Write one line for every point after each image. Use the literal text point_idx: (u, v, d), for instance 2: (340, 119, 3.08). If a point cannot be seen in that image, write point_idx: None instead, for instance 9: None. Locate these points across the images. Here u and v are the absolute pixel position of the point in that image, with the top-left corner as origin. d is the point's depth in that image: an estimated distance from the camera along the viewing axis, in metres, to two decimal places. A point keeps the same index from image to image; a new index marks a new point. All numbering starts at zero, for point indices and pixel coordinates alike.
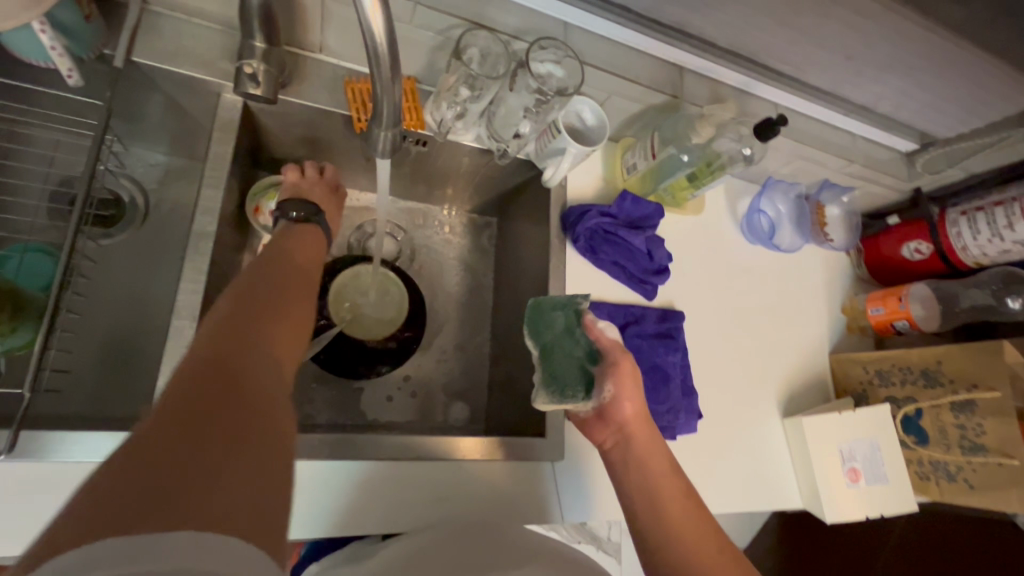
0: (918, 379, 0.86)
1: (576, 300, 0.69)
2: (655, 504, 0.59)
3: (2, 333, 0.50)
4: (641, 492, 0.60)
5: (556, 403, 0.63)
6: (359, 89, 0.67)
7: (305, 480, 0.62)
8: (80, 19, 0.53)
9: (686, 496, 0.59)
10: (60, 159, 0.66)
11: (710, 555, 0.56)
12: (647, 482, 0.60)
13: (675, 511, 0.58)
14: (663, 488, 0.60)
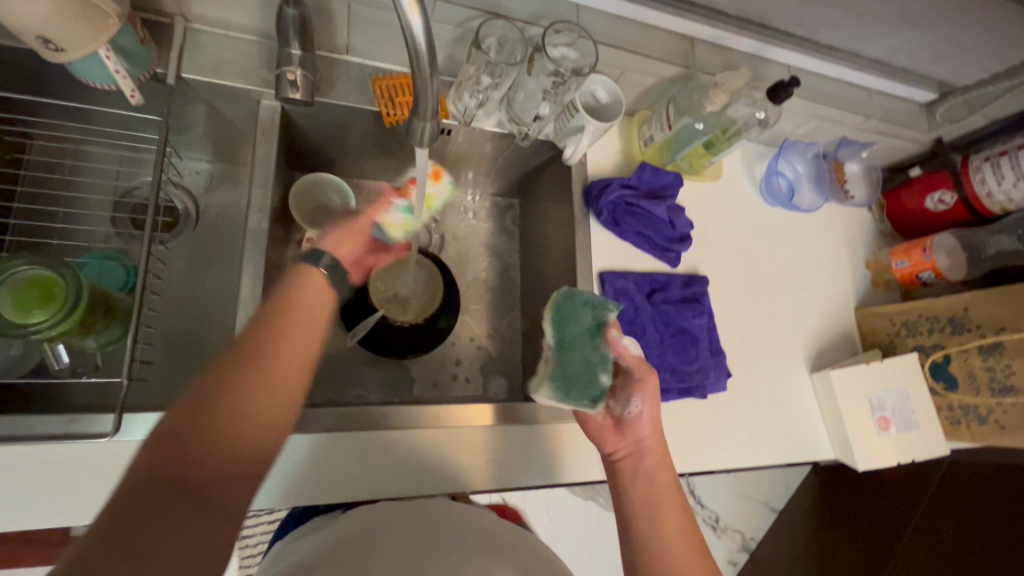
0: (946, 328, 0.88)
1: (607, 307, 0.69)
2: (654, 520, 0.59)
3: (98, 329, 0.57)
4: (643, 506, 0.60)
5: (555, 400, 0.64)
6: (386, 85, 0.72)
7: (367, 446, 0.70)
8: (136, 43, 0.59)
9: (686, 518, 0.60)
10: (122, 173, 0.73)
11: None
12: (652, 500, 0.61)
13: (673, 531, 0.58)
14: (664, 506, 0.60)
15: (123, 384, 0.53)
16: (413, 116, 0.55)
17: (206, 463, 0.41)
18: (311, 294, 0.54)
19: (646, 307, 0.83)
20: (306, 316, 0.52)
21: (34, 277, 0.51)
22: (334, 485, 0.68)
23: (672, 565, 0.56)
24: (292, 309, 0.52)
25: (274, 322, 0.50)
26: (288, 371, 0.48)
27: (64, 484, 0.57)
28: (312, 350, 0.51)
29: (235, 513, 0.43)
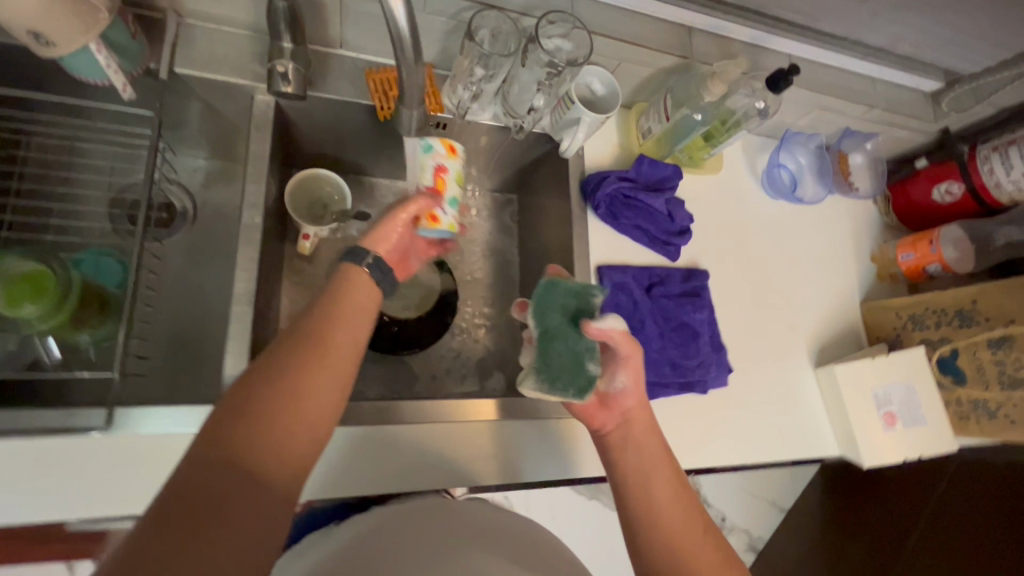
0: (953, 321, 0.86)
1: (590, 292, 0.68)
2: (652, 485, 0.58)
3: (93, 325, 0.57)
4: (636, 473, 0.59)
5: (542, 393, 0.62)
6: (381, 79, 0.72)
7: (363, 441, 0.69)
8: (128, 37, 0.59)
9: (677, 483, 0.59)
10: (117, 168, 0.72)
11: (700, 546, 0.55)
12: (642, 468, 0.60)
13: (666, 500, 0.57)
14: (657, 468, 0.59)
15: (113, 378, 0.53)
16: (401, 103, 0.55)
17: (261, 448, 0.44)
18: (361, 292, 0.58)
19: (645, 301, 0.82)
20: (357, 311, 0.56)
21: (25, 272, 0.50)
22: (327, 481, 0.67)
23: (667, 534, 0.55)
24: (344, 302, 0.56)
25: (329, 315, 0.54)
26: (341, 357, 0.51)
27: (58, 480, 0.57)
28: (358, 346, 0.54)
29: (290, 493, 0.45)
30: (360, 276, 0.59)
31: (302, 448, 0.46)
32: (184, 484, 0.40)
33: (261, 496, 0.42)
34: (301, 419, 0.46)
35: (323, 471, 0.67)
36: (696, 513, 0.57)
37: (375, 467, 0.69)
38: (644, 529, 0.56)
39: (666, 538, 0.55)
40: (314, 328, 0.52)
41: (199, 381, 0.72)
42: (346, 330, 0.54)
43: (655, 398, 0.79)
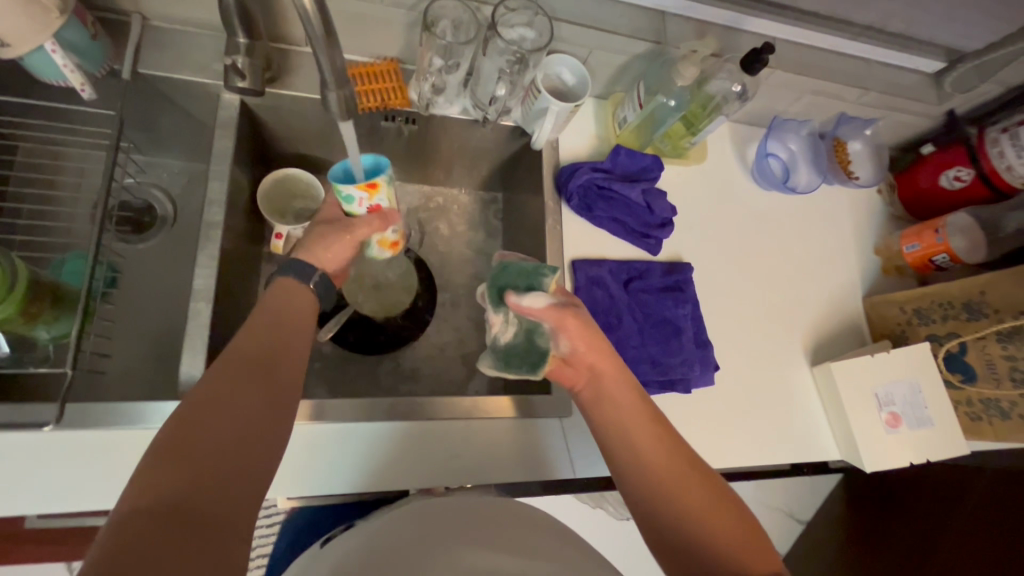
0: (960, 314, 0.80)
1: (542, 273, 0.65)
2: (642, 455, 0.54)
3: (47, 321, 0.57)
4: (619, 444, 0.55)
5: (497, 370, 0.66)
6: (361, 72, 0.74)
7: (324, 440, 0.67)
8: (86, 38, 0.60)
9: (653, 419, 0.57)
10: (88, 170, 0.73)
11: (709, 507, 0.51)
12: (617, 414, 0.57)
13: (647, 444, 0.55)
14: (637, 427, 0.56)
15: (62, 374, 0.53)
16: (325, 87, 0.52)
17: (215, 470, 0.42)
18: (292, 310, 0.57)
19: (622, 296, 0.79)
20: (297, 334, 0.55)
21: None
22: (286, 481, 0.65)
23: (654, 475, 0.53)
24: (282, 327, 0.54)
25: (266, 340, 0.52)
26: (284, 385, 0.50)
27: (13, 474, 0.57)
28: (301, 353, 0.54)
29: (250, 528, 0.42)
30: (303, 296, 0.60)
31: (256, 482, 0.44)
32: (122, 541, 0.36)
33: (217, 539, 0.39)
34: (249, 454, 0.44)
35: (285, 473, 0.65)
36: (680, 449, 0.55)
37: (334, 467, 0.66)
38: (632, 472, 0.54)
39: (653, 476, 0.53)
40: (251, 358, 0.50)
41: (169, 381, 0.72)
42: (286, 355, 0.52)
43: None
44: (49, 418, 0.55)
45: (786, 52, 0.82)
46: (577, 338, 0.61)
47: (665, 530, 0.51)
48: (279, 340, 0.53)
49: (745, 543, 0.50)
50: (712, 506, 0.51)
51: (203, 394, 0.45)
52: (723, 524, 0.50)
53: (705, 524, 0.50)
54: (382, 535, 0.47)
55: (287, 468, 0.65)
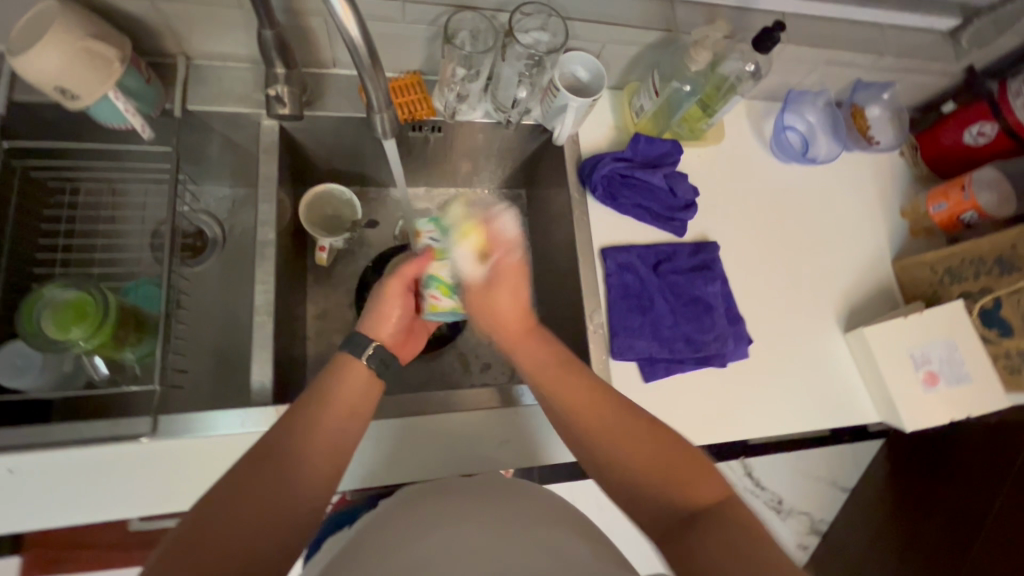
0: (993, 270, 0.80)
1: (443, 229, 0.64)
2: (585, 438, 0.56)
3: (132, 343, 0.64)
4: (572, 437, 0.57)
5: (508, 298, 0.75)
6: (402, 85, 0.77)
7: (384, 435, 0.72)
8: (142, 83, 0.66)
9: (583, 379, 0.59)
10: (150, 203, 0.79)
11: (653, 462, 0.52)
12: (549, 380, 0.59)
13: (582, 403, 0.57)
14: (573, 414, 0.57)
15: (152, 388, 0.58)
16: (371, 110, 0.61)
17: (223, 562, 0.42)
18: (348, 394, 0.55)
19: (651, 279, 0.82)
20: (342, 417, 0.53)
21: (71, 299, 0.58)
22: (353, 475, 0.70)
23: (590, 431, 0.56)
24: (327, 404, 0.53)
25: (302, 417, 0.52)
26: (315, 476, 0.49)
27: (101, 486, 0.61)
28: (341, 443, 0.52)
29: None
30: (358, 375, 0.57)
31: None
32: None
33: None
34: (276, 523, 0.45)
35: (348, 467, 0.70)
36: (612, 403, 0.57)
37: (397, 458, 0.71)
38: (574, 432, 0.57)
39: (592, 433, 0.55)
40: (284, 440, 0.50)
41: (236, 391, 0.78)
42: (326, 435, 0.52)
43: (671, 375, 0.79)
44: (142, 430, 0.60)
45: (796, 26, 0.83)
46: (500, 303, 0.62)
47: (611, 477, 0.54)
48: (319, 428, 0.52)
49: (687, 476, 0.51)
50: (651, 451, 0.53)
51: (234, 480, 0.46)
52: (666, 462, 0.52)
53: (641, 472, 0.52)
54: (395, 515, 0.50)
55: (352, 463, 0.70)
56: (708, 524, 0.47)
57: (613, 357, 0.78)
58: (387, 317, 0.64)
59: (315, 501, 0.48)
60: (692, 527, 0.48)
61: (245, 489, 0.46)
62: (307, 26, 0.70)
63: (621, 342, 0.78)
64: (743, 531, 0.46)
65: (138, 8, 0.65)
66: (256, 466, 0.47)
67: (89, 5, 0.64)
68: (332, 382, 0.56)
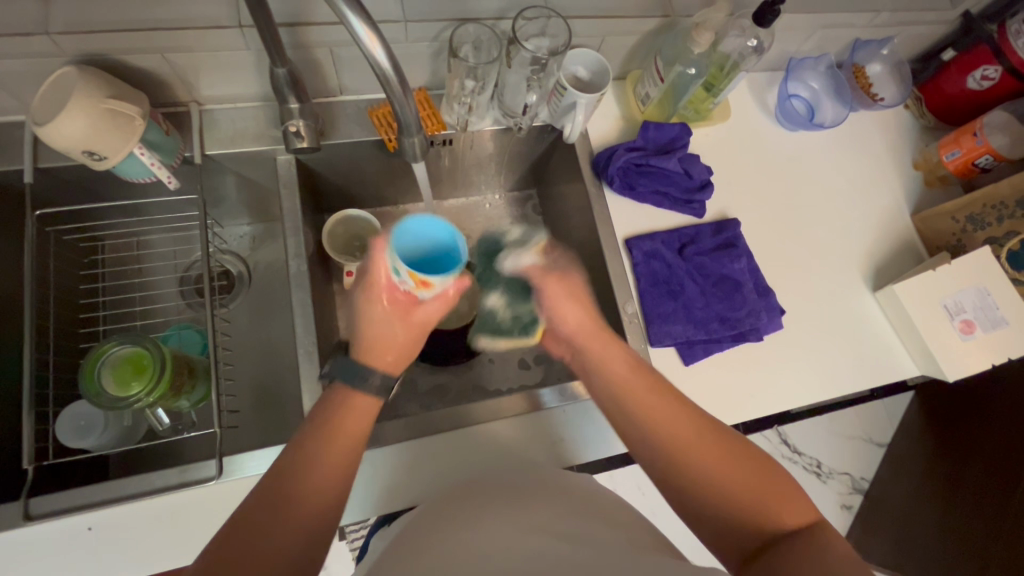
0: (1016, 213, 0.81)
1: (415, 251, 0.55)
2: (676, 444, 0.55)
3: (188, 389, 0.66)
4: (660, 440, 0.56)
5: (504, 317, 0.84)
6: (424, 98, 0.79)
7: (436, 448, 0.73)
8: (162, 135, 0.67)
9: (674, 401, 0.58)
10: (178, 252, 0.81)
11: (746, 482, 0.52)
12: (649, 419, 0.56)
13: (676, 429, 0.55)
14: (662, 417, 0.56)
15: (215, 431, 0.60)
16: (402, 135, 0.62)
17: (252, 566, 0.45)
18: (356, 421, 0.55)
19: (679, 263, 0.83)
20: (351, 435, 0.54)
21: (128, 354, 0.60)
22: (411, 488, 0.72)
23: (675, 439, 0.55)
24: (334, 425, 0.54)
25: (314, 438, 0.53)
26: (327, 488, 0.51)
27: (174, 533, 0.62)
28: (352, 459, 0.54)
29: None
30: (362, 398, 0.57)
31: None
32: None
33: None
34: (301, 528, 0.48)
35: (408, 481, 0.72)
36: (717, 433, 0.55)
37: (452, 469, 0.73)
38: (664, 455, 0.55)
39: (691, 458, 0.54)
40: (298, 457, 0.51)
41: (286, 423, 0.79)
42: (338, 450, 0.53)
43: (710, 355, 0.80)
44: (211, 472, 0.62)
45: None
46: (567, 318, 0.67)
47: (697, 509, 0.53)
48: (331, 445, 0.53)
49: (781, 498, 0.52)
50: (752, 477, 0.53)
51: (259, 495, 0.49)
52: (760, 486, 0.52)
53: (736, 486, 0.52)
54: (451, 518, 0.53)
55: (412, 476, 0.72)
56: (815, 539, 0.48)
57: (651, 345, 0.79)
58: (395, 349, 0.61)
59: (328, 512, 0.51)
60: (794, 543, 0.48)
61: (267, 501, 0.48)
62: (314, 58, 0.71)
63: (657, 329, 0.79)
64: (840, 557, 0.47)
65: (148, 61, 0.66)
66: (275, 482, 0.50)
67: (102, 65, 0.65)
68: (337, 403, 0.56)
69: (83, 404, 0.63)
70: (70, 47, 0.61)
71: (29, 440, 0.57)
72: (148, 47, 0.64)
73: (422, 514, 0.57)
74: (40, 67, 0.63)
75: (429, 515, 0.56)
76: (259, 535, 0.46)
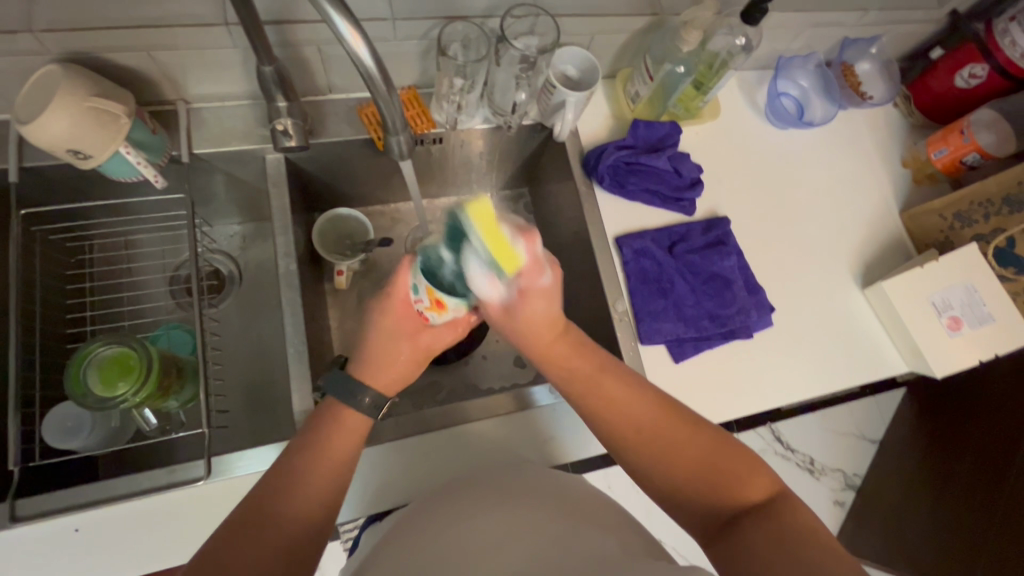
0: (1002, 210, 0.81)
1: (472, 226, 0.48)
2: (624, 424, 0.56)
3: (176, 389, 0.65)
4: (610, 422, 0.57)
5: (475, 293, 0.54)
6: (411, 98, 0.79)
7: (426, 447, 0.73)
8: (149, 134, 0.67)
9: (627, 383, 0.59)
10: (167, 251, 0.81)
11: (695, 458, 0.53)
12: (609, 412, 0.57)
13: (626, 409, 0.57)
14: (609, 399, 0.58)
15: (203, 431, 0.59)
16: (388, 133, 0.62)
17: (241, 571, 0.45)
18: (345, 435, 0.56)
19: (669, 261, 0.83)
20: (341, 449, 0.55)
21: (114, 354, 0.59)
22: (402, 487, 0.72)
23: (623, 419, 0.56)
24: (325, 439, 0.55)
25: (305, 449, 0.54)
26: (316, 498, 0.52)
27: (162, 534, 0.61)
28: (341, 471, 0.55)
29: None
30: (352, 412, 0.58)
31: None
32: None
33: None
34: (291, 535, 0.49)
35: (398, 480, 0.72)
36: (677, 421, 0.55)
37: (442, 467, 0.73)
38: (617, 435, 0.57)
39: (641, 437, 0.55)
40: (290, 468, 0.52)
41: (276, 423, 0.79)
42: (328, 462, 0.54)
43: (701, 352, 0.80)
44: (198, 473, 0.61)
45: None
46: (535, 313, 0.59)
47: (662, 492, 0.55)
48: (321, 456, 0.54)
49: (739, 475, 0.53)
50: (704, 451, 0.54)
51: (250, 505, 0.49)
52: (720, 469, 0.53)
53: (686, 463, 0.53)
54: (440, 516, 0.53)
55: (402, 475, 0.72)
56: (774, 515, 0.49)
57: (642, 342, 0.79)
58: (393, 370, 0.62)
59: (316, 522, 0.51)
60: (752, 520, 0.49)
61: (258, 509, 0.49)
62: (302, 56, 0.71)
63: (648, 327, 0.79)
64: (801, 531, 0.48)
65: (133, 60, 0.65)
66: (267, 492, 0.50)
67: (87, 64, 0.64)
68: (328, 417, 0.57)
69: (70, 404, 0.62)
70: (54, 45, 0.61)
71: (14, 442, 0.56)
72: (134, 45, 0.63)
73: (411, 512, 0.57)
74: (25, 65, 0.62)
75: (417, 514, 0.55)
76: (249, 541, 0.47)
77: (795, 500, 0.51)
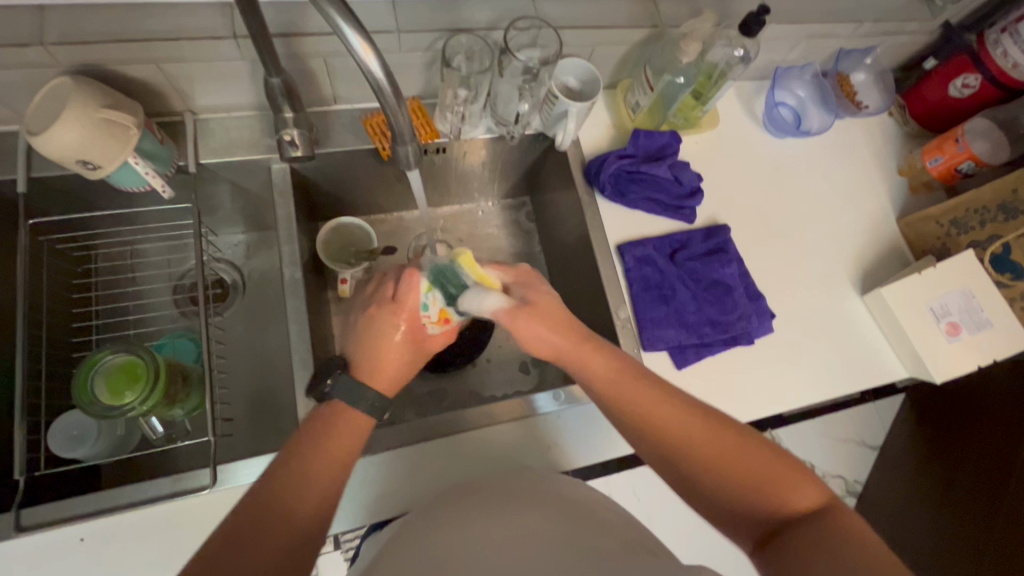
0: (997, 216, 0.83)
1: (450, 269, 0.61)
2: (662, 438, 0.56)
3: (182, 398, 0.65)
4: (648, 436, 0.57)
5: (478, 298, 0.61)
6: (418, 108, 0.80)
7: (430, 454, 0.73)
8: (157, 145, 0.67)
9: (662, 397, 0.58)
10: (172, 260, 0.82)
11: (742, 470, 0.54)
12: (645, 426, 0.57)
13: (664, 424, 0.56)
14: (647, 414, 0.57)
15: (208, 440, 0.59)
16: (394, 143, 0.62)
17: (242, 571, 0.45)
18: (347, 436, 0.56)
19: (670, 269, 0.84)
20: (342, 451, 0.55)
21: (121, 362, 0.59)
22: (405, 495, 0.72)
23: (663, 434, 0.56)
24: (326, 440, 0.55)
25: (306, 449, 0.54)
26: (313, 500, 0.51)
27: (166, 543, 0.61)
28: (341, 472, 0.54)
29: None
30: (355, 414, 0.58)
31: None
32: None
33: None
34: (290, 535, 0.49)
35: (401, 488, 0.72)
36: (721, 432, 0.55)
37: (446, 475, 0.73)
38: (659, 450, 0.56)
39: (682, 450, 0.55)
40: (291, 469, 0.52)
41: (279, 431, 0.79)
42: (329, 462, 0.54)
43: (703, 359, 0.81)
44: (203, 481, 0.61)
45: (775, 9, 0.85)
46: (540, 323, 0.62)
47: (713, 502, 0.55)
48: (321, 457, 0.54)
49: (786, 485, 0.53)
50: (746, 461, 0.54)
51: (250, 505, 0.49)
52: (768, 478, 0.53)
53: (731, 474, 0.54)
54: (445, 522, 0.53)
55: (405, 483, 0.72)
56: (823, 523, 0.50)
57: (644, 349, 0.79)
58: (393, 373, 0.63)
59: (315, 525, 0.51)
60: (800, 529, 0.50)
61: (257, 511, 0.49)
62: (309, 68, 0.72)
63: (650, 334, 0.80)
64: (852, 539, 0.48)
65: (143, 72, 0.66)
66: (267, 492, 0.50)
67: (98, 76, 0.65)
68: (330, 419, 0.57)
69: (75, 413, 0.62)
70: (66, 57, 0.62)
71: (21, 450, 0.56)
72: (144, 58, 0.64)
73: (415, 519, 0.57)
74: (36, 77, 0.63)
75: (422, 522, 0.55)
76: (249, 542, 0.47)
77: (842, 508, 0.51)
